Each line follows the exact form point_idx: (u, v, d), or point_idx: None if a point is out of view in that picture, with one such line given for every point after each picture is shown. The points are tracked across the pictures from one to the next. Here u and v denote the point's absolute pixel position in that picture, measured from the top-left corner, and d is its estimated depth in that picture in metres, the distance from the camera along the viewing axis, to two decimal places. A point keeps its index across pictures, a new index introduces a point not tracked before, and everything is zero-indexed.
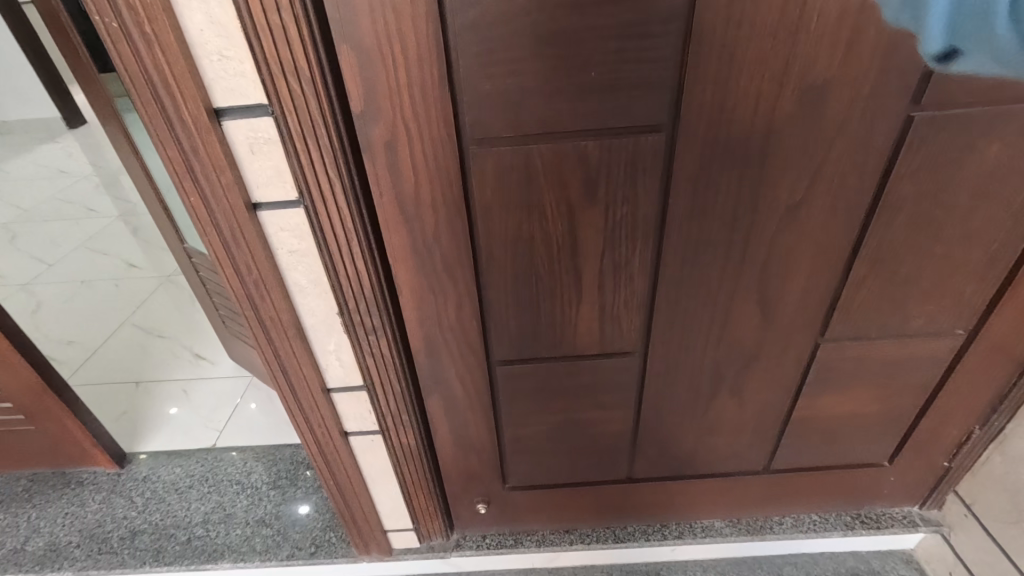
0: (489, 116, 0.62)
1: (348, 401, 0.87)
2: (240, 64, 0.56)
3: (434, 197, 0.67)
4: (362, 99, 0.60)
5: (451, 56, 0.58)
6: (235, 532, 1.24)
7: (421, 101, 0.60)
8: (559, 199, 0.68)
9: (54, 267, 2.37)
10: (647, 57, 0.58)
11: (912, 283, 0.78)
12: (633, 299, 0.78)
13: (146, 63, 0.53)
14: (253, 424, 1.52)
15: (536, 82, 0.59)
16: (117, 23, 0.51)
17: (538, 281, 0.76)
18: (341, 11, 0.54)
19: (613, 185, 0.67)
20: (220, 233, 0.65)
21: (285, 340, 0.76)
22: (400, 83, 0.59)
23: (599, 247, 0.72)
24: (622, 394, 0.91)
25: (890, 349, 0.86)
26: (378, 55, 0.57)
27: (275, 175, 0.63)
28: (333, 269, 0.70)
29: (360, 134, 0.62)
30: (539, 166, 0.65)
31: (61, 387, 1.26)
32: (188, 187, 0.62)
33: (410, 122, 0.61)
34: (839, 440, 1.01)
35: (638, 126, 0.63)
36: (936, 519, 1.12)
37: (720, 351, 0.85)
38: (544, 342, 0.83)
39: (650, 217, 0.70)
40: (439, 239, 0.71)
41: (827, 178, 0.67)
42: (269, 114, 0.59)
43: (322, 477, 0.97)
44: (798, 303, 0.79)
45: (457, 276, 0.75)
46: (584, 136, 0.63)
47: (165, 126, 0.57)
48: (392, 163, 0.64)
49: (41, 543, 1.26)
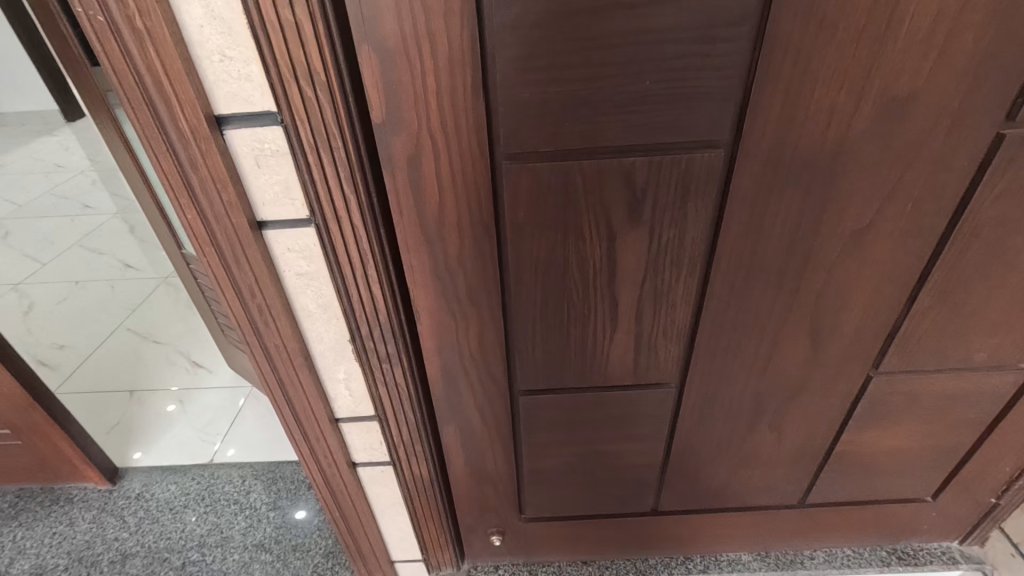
0: (526, 127, 0.54)
1: (357, 431, 0.80)
2: (246, 65, 0.48)
3: (460, 216, 0.60)
4: (384, 108, 0.53)
5: (487, 59, 0.51)
6: (232, 557, 1.17)
7: (450, 109, 0.53)
8: (599, 220, 0.61)
9: (48, 266, 2.30)
10: (710, 64, 0.51)
11: (979, 314, 0.71)
12: (672, 329, 0.71)
13: (137, 64, 0.46)
14: (252, 438, 1.45)
15: (582, 90, 0.52)
16: (103, 16, 0.44)
17: (569, 309, 0.69)
18: (363, 7, 0.47)
19: (661, 205, 0.60)
20: (220, 255, 0.58)
21: (291, 369, 0.69)
22: (427, 90, 0.52)
23: (639, 274, 0.65)
24: (654, 425, 0.84)
25: (947, 383, 0.79)
26: (403, 58, 0.50)
27: (283, 191, 0.56)
28: (346, 293, 0.63)
29: (380, 146, 0.55)
30: (580, 185, 0.58)
31: (49, 401, 1.19)
32: (183, 202, 0.54)
33: (436, 134, 0.54)
34: (882, 474, 0.94)
35: (694, 142, 0.56)
36: (978, 556, 1.05)
37: (763, 382, 0.79)
38: (571, 372, 0.76)
39: (699, 241, 0.63)
40: (464, 262, 0.64)
41: (899, 202, 0.61)
42: (278, 122, 0.52)
43: (327, 509, 0.90)
44: (852, 333, 0.73)
45: (481, 302, 0.68)
46: (631, 153, 0.56)
47: (158, 136, 0.50)
48: (414, 179, 0.57)
49: (27, 566, 1.19)
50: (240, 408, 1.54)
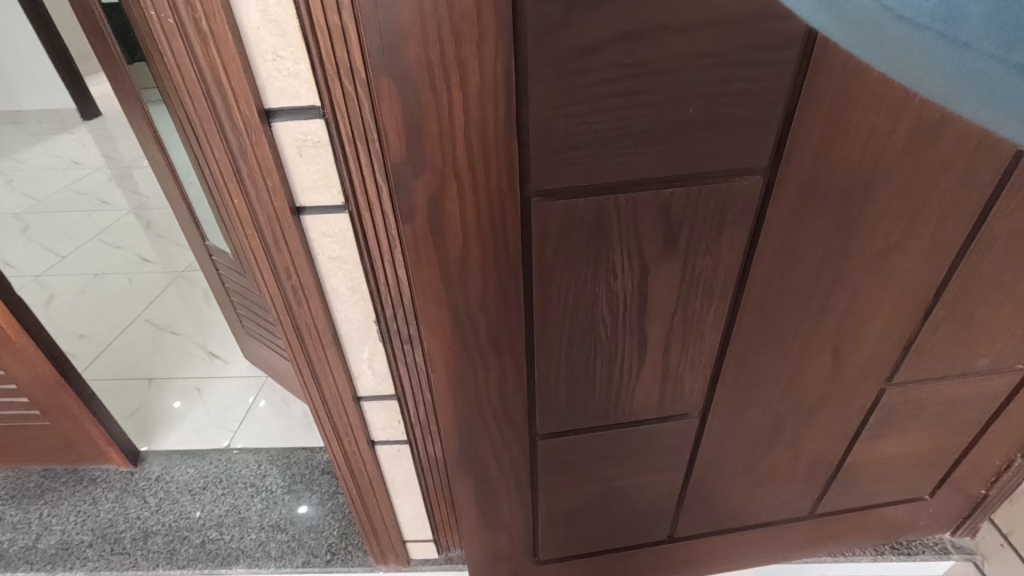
0: (558, 162, 0.57)
1: (378, 410, 0.85)
2: (296, 64, 0.54)
3: (482, 255, 0.63)
4: (404, 146, 0.55)
5: (524, 93, 0.53)
6: (249, 536, 1.22)
7: (479, 140, 0.55)
8: (633, 256, 0.65)
9: (66, 259, 2.37)
10: (758, 87, 0.55)
11: (989, 323, 0.79)
12: (699, 358, 0.77)
13: (200, 63, 0.51)
14: (267, 426, 1.50)
15: (620, 119, 0.55)
16: (173, 18, 0.49)
17: (596, 347, 0.73)
18: (385, 40, 0.49)
19: (696, 234, 0.65)
20: (261, 236, 0.63)
21: (319, 348, 0.74)
22: (454, 123, 0.54)
23: (671, 305, 0.71)
24: (675, 455, 0.88)
25: (956, 388, 0.87)
26: (427, 90, 0.52)
27: (322, 179, 0.61)
28: (374, 277, 0.69)
29: (402, 185, 0.58)
30: (614, 216, 0.62)
31: (78, 383, 1.24)
32: (232, 187, 0.60)
33: (462, 173, 0.57)
34: (887, 473, 0.98)
35: (732, 171, 0.61)
36: (968, 546, 1.10)
37: (776, 389, 0.82)
38: (594, 412, 0.80)
39: (732, 269, 0.68)
40: (487, 298, 0.67)
41: (925, 220, 0.68)
42: (321, 116, 0.57)
43: (345, 482, 0.95)
44: (873, 345, 0.79)
45: (502, 346, 0.71)
46: (669, 185, 0.61)
47: (214, 126, 0.55)
48: (437, 217, 0.60)
49: (53, 541, 1.24)
50: (253, 404, 1.57)
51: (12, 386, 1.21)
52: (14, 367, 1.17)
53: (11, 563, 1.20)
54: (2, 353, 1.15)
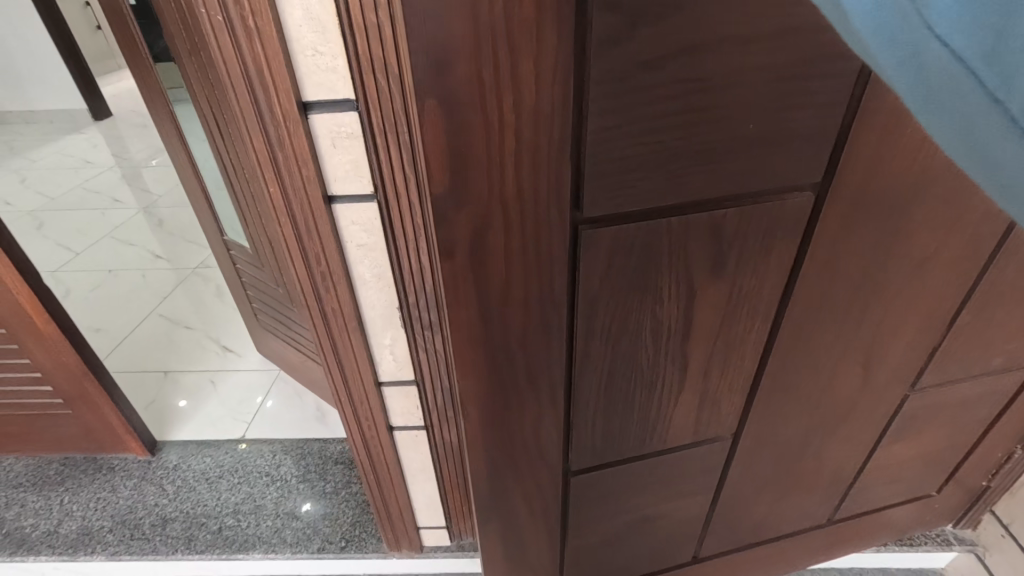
0: (610, 187, 0.53)
1: (397, 395, 0.88)
2: (333, 59, 0.57)
3: (525, 294, 0.59)
4: (447, 177, 0.50)
5: (583, 114, 0.48)
6: (265, 523, 1.25)
7: (530, 169, 0.50)
8: (681, 283, 0.63)
9: (81, 255, 2.41)
10: (819, 101, 0.53)
11: (1004, 324, 0.83)
12: (738, 379, 0.76)
13: (245, 56, 0.55)
14: (282, 419, 1.52)
15: (674, 140, 0.52)
16: (222, 15, 0.52)
17: (636, 377, 0.70)
18: (433, 61, 0.44)
19: (745, 256, 0.63)
20: (294, 224, 0.67)
21: (344, 332, 0.78)
22: (503, 151, 0.49)
23: (712, 331, 0.69)
24: (706, 478, 0.88)
25: (972, 388, 0.91)
26: (476, 115, 0.47)
27: (353, 170, 0.64)
28: (399, 265, 0.72)
29: (443, 219, 0.53)
30: (664, 241, 0.59)
31: (101, 372, 1.27)
32: (270, 176, 0.64)
33: (509, 206, 0.52)
34: (899, 473, 1.00)
35: (785, 190, 0.59)
36: (970, 539, 1.14)
37: (809, 404, 0.83)
38: (630, 443, 0.78)
39: (774, 289, 0.67)
40: (527, 335, 0.62)
41: (958, 231, 0.69)
42: (354, 109, 0.60)
43: (363, 468, 0.99)
44: (900, 353, 0.81)
45: (541, 383, 0.67)
46: (723, 206, 0.58)
47: (256, 118, 0.59)
48: (479, 254, 0.55)
49: (74, 527, 1.27)
50: (262, 404, 1.57)
51: (37, 374, 1.25)
52: (39, 354, 1.21)
53: (33, 547, 1.23)
54: (29, 341, 1.18)
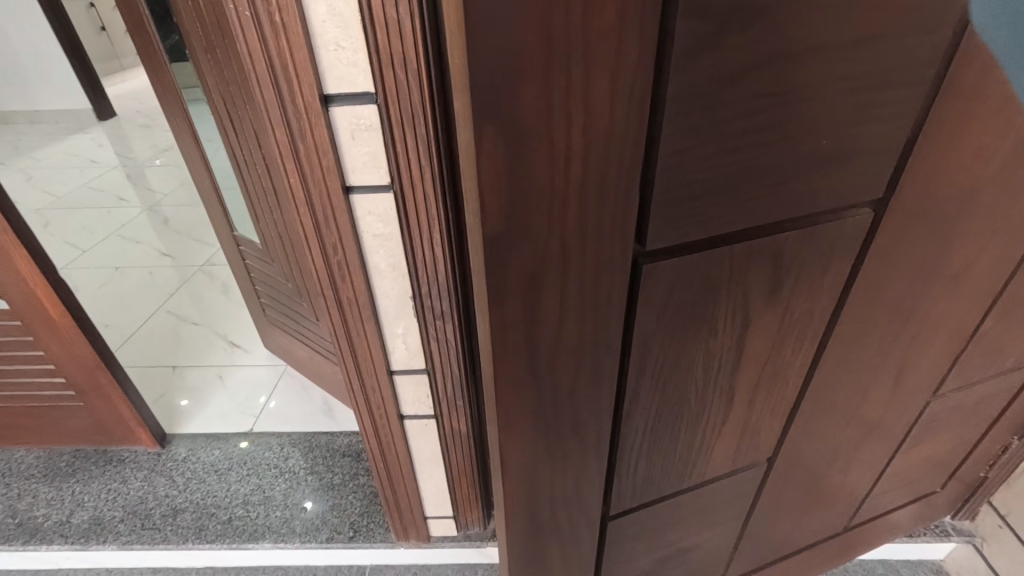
0: (683, 213, 0.51)
1: (408, 384, 0.91)
2: (355, 53, 0.59)
3: (580, 338, 0.56)
4: (507, 219, 0.45)
5: (654, 136, 0.45)
6: (274, 514, 1.27)
7: (597, 200, 0.46)
8: (737, 314, 0.63)
9: (88, 253, 2.43)
10: (883, 114, 0.52)
11: (1015, 326, 0.85)
12: (779, 405, 0.78)
13: (270, 49, 0.57)
14: (288, 412, 1.54)
15: (749, 159, 0.50)
16: (250, 11, 0.55)
17: (682, 413, 0.71)
18: (500, 92, 0.39)
19: (802, 282, 0.63)
20: (314, 214, 0.69)
21: (358, 320, 0.81)
22: (569, 186, 0.45)
23: (762, 356, 0.70)
24: (736, 504, 0.90)
25: (984, 388, 0.93)
26: (543, 149, 0.42)
27: (370, 161, 0.67)
28: (413, 255, 0.74)
29: (499, 266, 0.48)
30: (726, 267, 0.58)
31: (113, 364, 1.29)
32: (290, 165, 0.66)
33: (569, 244, 0.48)
34: (910, 473, 1.02)
35: (844, 208, 0.59)
36: (968, 529, 1.15)
37: (837, 419, 0.84)
38: (667, 480, 0.79)
39: (824, 314, 0.68)
40: (578, 381, 0.60)
41: (985, 240, 0.70)
42: (373, 102, 0.62)
43: (373, 458, 1.02)
44: (924, 362, 0.82)
45: (588, 428, 0.65)
46: (787, 230, 0.58)
47: (278, 109, 0.61)
48: (533, 302, 0.51)
49: (86, 517, 1.29)
50: (268, 404, 1.57)
51: (50, 366, 1.27)
52: (52, 345, 1.23)
53: (46, 536, 1.25)
54: (44, 332, 1.20)
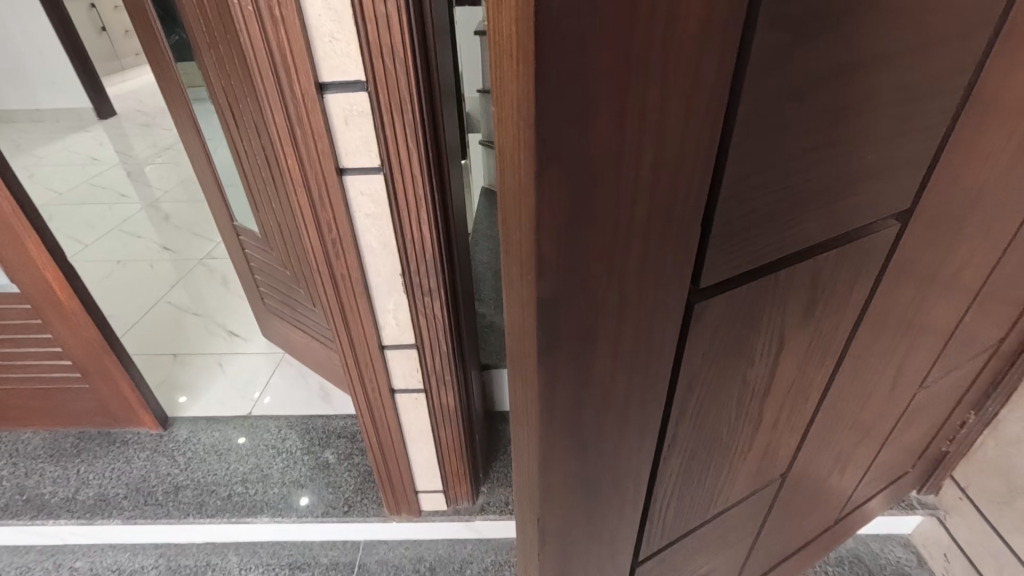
0: (740, 238, 0.48)
1: (399, 359, 0.96)
2: (347, 45, 0.65)
3: (622, 382, 0.53)
4: (563, 261, 0.41)
5: (724, 163, 0.42)
6: (272, 490, 1.33)
7: (659, 230, 0.43)
8: (776, 339, 0.60)
9: (91, 247, 2.48)
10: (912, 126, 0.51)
11: (990, 315, 0.88)
12: (798, 422, 0.77)
13: (270, 40, 0.63)
14: (286, 396, 1.60)
15: (801, 179, 0.47)
16: (252, 6, 0.61)
17: (716, 446, 0.69)
18: (563, 126, 0.35)
19: (832, 303, 0.63)
20: (309, 193, 0.75)
21: (351, 295, 0.87)
22: (630, 218, 0.41)
23: (790, 379, 0.68)
24: (749, 527, 0.91)
25: (957, 375, 0.96)
26: (607, 181, 0.38)
27: (362, 145, 0.72)
28: (402, 233, 0.80)
29: (551, 313, 0.44)
30: (771, 293, 0.55)
31: (118, 347, 1.34)
32: (287, 147, 0.72)
33: (626, 280, 0.45)
34: (889, 459, 1.05)
35: (878, 221, 0.59)
36: (933, 503, 1.21)
37: (840, 425, 0.85)
38: (694, 516, 0.78)
39: (846, 330, 0.68)
40: (618, 425, 0.57)
41: (975, 239, 0.71)
42: (364, 90, 0.68)
43: (366, 433, 1.07)
44: (916, 359, 0.84)
45: (624, 476, 0.63)
46: (828, 249, 0.56)
47: (278, 95, 0.67)
48: (583, 347, 0.48)
49: (91, 493, 1.34)
50: (259, 399, 1.59)
51: (57, 348, 1.32)
52: (60, 327, 1.28)
53: (53, 511, 1.31)
54: (52, 314, 1.26)
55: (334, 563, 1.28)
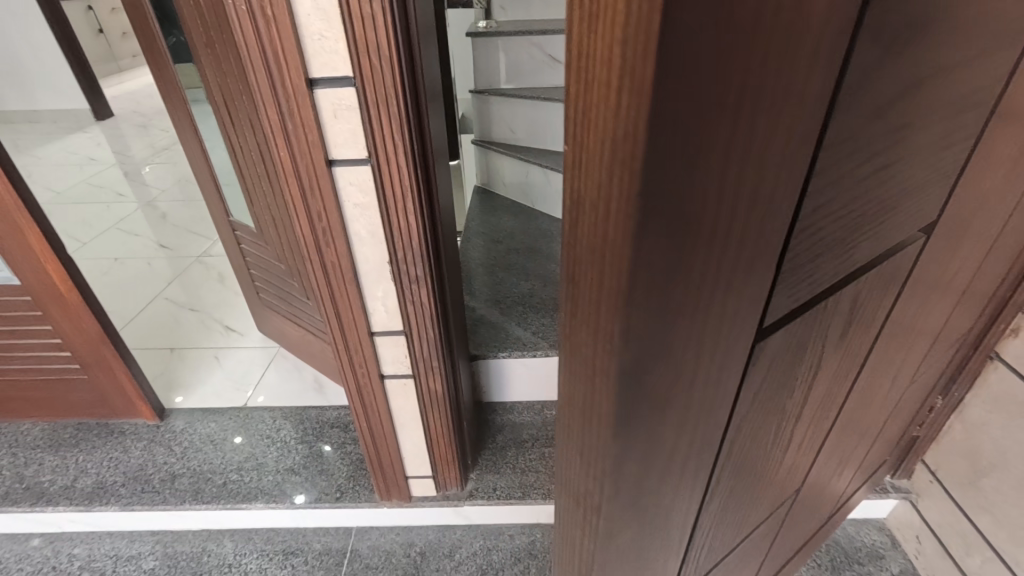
0: (803, 267, 0.45)
1: (388, 345, 1.00)
2: (335, 43, 0.69)
3: (685, 427, 0.48)
4: (661, 300, 0.36)
5: (806, 191, 0.40)
6: (267, 478, 1.36)
7: (749, 255, 0.39)
8: (816, 368, 0.58)
9: (89, 245, 2.52)
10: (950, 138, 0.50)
11: (970, 309, 0.89)
12: (816, 442, 0.74)
13: (263, 38, 0.67)
14: (280, 389, 1.63)
15: (856, 202, 0.46)
16: (246, 6, 0.65)
17: (751, 478, 0.66)
18: (680, 148, 0.30)
19: (862, 324, 0.61)
20: (301, 183, 0.79)
21: (342, 282, 0.91)
22: (729, 243, 0.37)
23: (819, 402, 0.65)
24: (763, 549, 0.90)
25: (936, 368, 0.98)
26: (713, 203, 0.34)
27: (351, 137, 0.76)
28: (389, 221, 0.84)
29: (640, 362, 0.38)
30: (818, 321, 0.52)
31: (116, 338, 1.37)
32: (279, 140, 0.76)
33: (711, 313, 0.40)
34: (873, 452, 1.07)
35: (907, 239, 0.58)
36: (905, 487, 1.25)
37: (848, 434, 0.84)
38: (723, 549, 0.75)
39: (868, 347, 0.67)
40: (674, 473, 0.52)
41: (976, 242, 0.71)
42: (352, 85, 0.72)
43: (357, 418, 1.11)
44: (912, 361, 0.84)
45: (670, 524, 0.59)
46: (866, 271, 0.55)
47: (270, 89, 0.71)
48: (662, 392, 0.42)
49: (89, 482, 1.37)
50: (253, 394, 1.62)
51: (57, 340, 1.35)
52: (60, 319, 1.31)
53: (52, 498, 1.34)
54: (52, 306, 1.29)
55: (327, 549, 1.32)
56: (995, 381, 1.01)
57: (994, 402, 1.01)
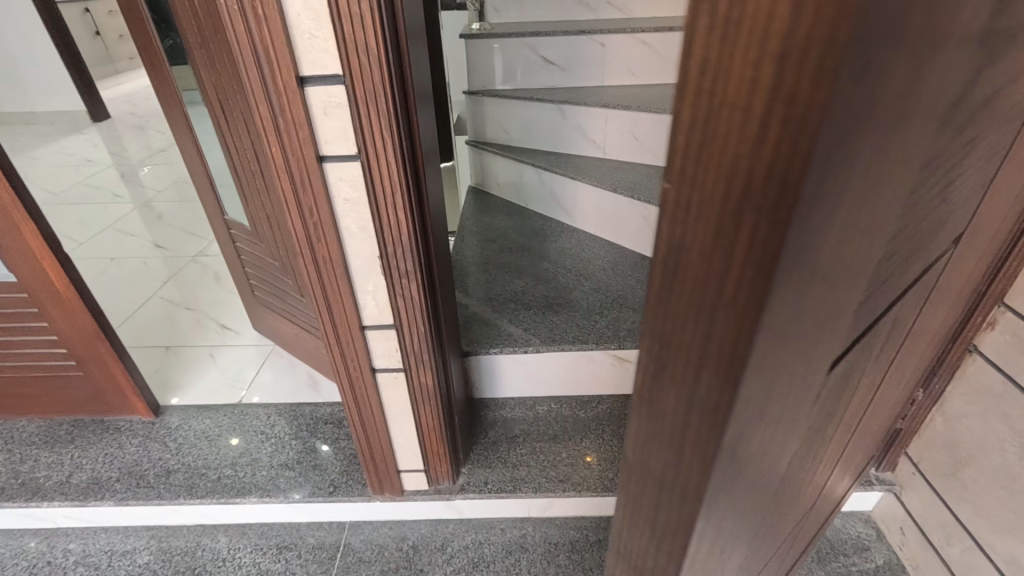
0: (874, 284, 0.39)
1: (379, 339, 1.02)
2: (324, 42, 0.71)
3: (751, 469, 0.41)
4: (779, 330, 0.30)
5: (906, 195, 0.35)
6: (261, 473, 1.38)
7: (851, 270, 0.34)
8: (855, 389, 0.52)
9: (85, 245, 2.53)
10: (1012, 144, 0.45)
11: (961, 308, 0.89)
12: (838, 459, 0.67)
13: (255, 37, 0.69)
14: (275, 387, 1.65)
15: (921, 213, 0.40)
16: (238, 6, 0.67)
17: (783, 513, 0.58)
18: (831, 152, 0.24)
19: (901, 338, 0.55)
20: (292, 178, 0.81)
21: (333, 276, 0.92)
22: (843, 257, 0.32)
23: (851, 422, 0.59)
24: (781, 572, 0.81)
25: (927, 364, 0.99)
26: (842, 212, 0.29)
27: (341, 134, 0.78)
28: (378, 216, 0.86)
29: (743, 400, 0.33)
30: (871, 342, 0.46)
31: (112, 335, 1.39)
32: (271, 136, 0.78)
33: (809, 337, 0.35)
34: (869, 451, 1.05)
35: (951, 246, 0.52)
36: (890, 479, 1.28)
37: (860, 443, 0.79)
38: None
39: (896, 361, 0.61)
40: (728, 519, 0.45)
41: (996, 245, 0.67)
42: (341, 83, 0.74)
43: (349, 411, 1.12)
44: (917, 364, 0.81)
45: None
46: (916, 284, 0.49)
47: (262, 87, 0.73)
48: (752, 430, 0.37)
49: (84, 477, 1.38)
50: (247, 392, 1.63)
51: (53, 336, 1.37)
52: (55, 315, 1.33)
53: (47, 494, 1.35)
54: (47, 302, 1.30)
55: (320, 543, 1.34)
56: (973, 372, 1.03)
57: (973, 394, 1.03)
